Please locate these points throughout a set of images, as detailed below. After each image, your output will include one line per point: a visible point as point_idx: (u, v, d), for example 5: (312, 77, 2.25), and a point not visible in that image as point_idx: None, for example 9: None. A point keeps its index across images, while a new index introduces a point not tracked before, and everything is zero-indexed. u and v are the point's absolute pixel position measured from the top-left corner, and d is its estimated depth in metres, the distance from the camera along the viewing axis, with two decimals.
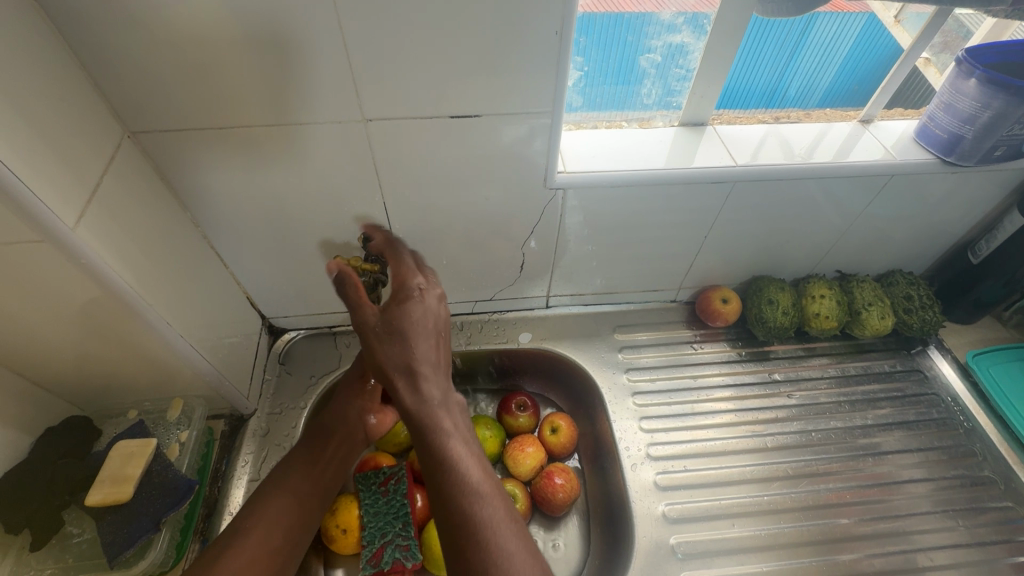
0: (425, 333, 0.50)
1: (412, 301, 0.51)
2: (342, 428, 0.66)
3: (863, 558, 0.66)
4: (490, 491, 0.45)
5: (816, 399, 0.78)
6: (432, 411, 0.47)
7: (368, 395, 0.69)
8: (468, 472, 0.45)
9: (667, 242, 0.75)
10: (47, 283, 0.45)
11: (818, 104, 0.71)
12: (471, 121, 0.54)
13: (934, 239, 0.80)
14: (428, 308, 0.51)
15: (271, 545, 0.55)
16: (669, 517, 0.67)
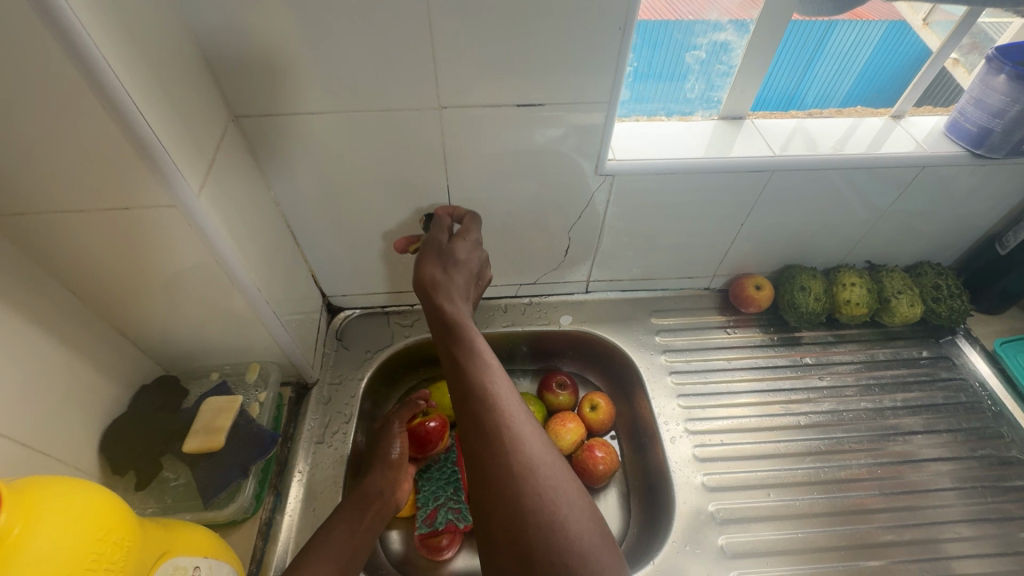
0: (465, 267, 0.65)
1: (460, 241, 0.66)
2: (372, 501, 0.64)
3: (895, 529, 0.69)
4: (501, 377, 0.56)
5: (844, 389, 0.81)
6: (464, 323, 0.60)
7: (394, 469, 0.68)
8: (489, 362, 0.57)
9: (704, 230, 0.80)
10: (169, 245, 0.51)
11: (841, 105, 0.76)
12: (535, 111, 0.59)
13: (962, 231, 0.83)
14: (469, 248, 0.66)
15: None
16: (707, 486, 0.71)
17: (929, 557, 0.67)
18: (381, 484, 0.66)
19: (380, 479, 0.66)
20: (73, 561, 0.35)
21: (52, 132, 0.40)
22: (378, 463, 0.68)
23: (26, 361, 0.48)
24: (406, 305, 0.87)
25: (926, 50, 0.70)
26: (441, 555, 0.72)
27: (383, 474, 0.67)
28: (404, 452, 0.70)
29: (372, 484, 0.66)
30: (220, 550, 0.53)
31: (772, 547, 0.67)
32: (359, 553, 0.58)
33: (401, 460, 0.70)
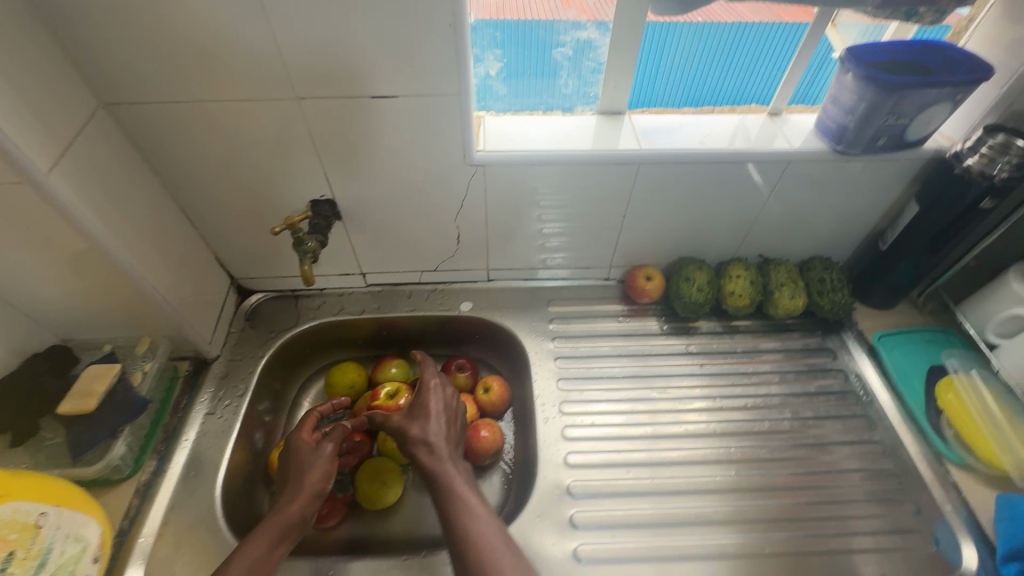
0: (432, 415, 0.69)
1: (423, 394, 0.71)
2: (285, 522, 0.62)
3: (748, 508, 0.71)
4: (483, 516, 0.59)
5: (762, 354, 0.86)
6: (446, 466, 0.64)
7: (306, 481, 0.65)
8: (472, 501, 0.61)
9: (590, 222, 0.83)
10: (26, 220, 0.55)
11: (733, 102, 0.79)
12: (389, 102, 0.63)
13: (847, 228, 0.86)
14: (434, 397, 0.71)
15: None
16: (570, 463, 0.74)
17: (779, 536, 0.69)
18: (300, 510, 0.63)
19: (302, 506, 0.63)
20: None
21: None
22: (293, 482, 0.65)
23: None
24: (314, 289, 0.92)
25: (805, 29, 0.70)
26: (322, 524, 0.76)
27: (307, 503, 0.64)
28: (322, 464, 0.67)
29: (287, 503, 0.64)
30: (80, 500, 0.58)
31: (621, 521, 0.70)
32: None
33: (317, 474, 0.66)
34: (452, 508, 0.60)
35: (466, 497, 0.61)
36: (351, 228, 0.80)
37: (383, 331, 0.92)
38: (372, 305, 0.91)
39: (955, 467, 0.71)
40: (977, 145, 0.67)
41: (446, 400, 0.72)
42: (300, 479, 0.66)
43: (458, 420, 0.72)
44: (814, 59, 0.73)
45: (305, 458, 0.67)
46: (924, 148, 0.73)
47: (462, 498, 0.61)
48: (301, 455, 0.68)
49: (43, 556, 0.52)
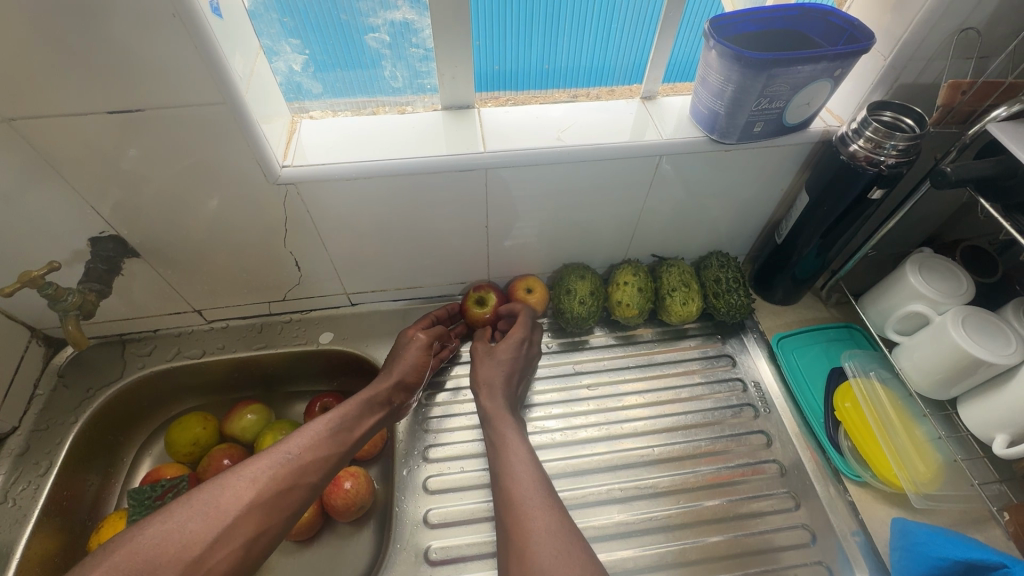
0: (507, 364, 0.69)
1: (503, 340, 0.71)
2: (375, 404, 0.65)
3: (634, 554, 0.63)
4: (525, 462, 0.59)
5: (679, 389, 0.75)
6: (501, 414, 0.65)
7: (402, 371, 0.68)
8: (520, 450, 0.61)
9: (450, 234, 0.72)
10: None
11: (629, 80, 0.70)
12: (136, 118, 0.49)
13: (743, 220, 0.77)
14: (513, 349, 0.70)
15: (252, 485, 0.54)
16: (431, 522, 0.66)
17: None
18: (387, 390, 0.66)
19: (388, 386, 0.67)
20: None
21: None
22: (387, 368, 0.69)
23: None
24: (144, 331, 0.78)
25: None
26: None
27: (393, 385, 0.67)
28: (414, 360, 0.69)
29: (378, 385, 0.67)
30: None
31: None
32: (337, 459, 0.60)
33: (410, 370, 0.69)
34: (503, 456, 0.61)
35: (515, 447, 0.61)
36: (159, 265, 0.66)
37: (233, 372, 0.80)
38: (216, 345, 0.79)
39: (852, 484, 0.65)
40: (862, 127, 0.58)
41: (522, 355, 0.71)
42: (394, 362, 0.69)
43: (526, 374, 0.71)
44: (679, 25, 0.63)
45: (406, 352, 0.70)
46: (810, 130, 0.64)
47: (514, 446, 0.61)
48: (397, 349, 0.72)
49: None
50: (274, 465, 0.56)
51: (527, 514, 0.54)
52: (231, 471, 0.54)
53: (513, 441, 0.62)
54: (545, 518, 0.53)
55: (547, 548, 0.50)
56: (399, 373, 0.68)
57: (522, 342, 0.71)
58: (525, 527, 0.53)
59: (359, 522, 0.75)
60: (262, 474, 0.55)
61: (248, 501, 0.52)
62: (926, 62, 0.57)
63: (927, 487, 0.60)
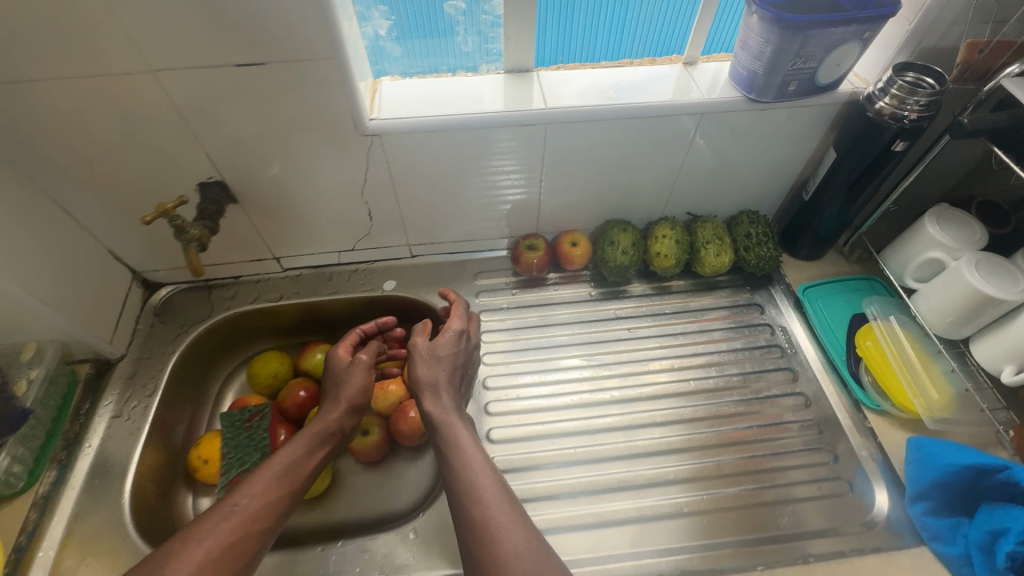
0: (449, 364, 0.67)
1: (438, 338, 0.68)
2: (324, 435, 0.66)
3: (674, 468, 0.70)
4: (480, 470, 0.56)
5: (706, 327, 0.83)
6: (450, 417, 0.63)
7: (345, 398, 0.69)
8: (475, 456, 0.58)
9: (507, 187, 0.79)
10: None
11: (651, 54, 0.76)
12: (257, 70, 0.57)
13: (772, 180, 0.84)
14: (454, 343, 0.68)
15: (207, 543, 0.51)
16: (493, 439, 0.72)
17: (710, 492, 0.68)
18: (338, 419, 0.67)
19: (339, 415, 0.68)
20: None
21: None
22: (331, 397, 0.69)
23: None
24: (228, 277, 0.87)
25: None
26: None
27: (343, 412, 0.68)
28: (359, 384, 0.70)
29: (325, 416, 0.67)
30: None
31: (543, 493, 0.68)
32: (292, 498, 0.60)
33: (354, 393, 0.69)
34: (459, 468, 0.57)
35: (472, 455, 0.58)
36: (252, 211, 0.75)
37: (305, 315, 0.89)
38: (291, 290, 0.87)
39: (871, 413, 0.72)
40: (888, 86, 0.65)
41: (463, 349, 0.69)
42: (339, 389, 0.70)
43: (469, 369, 0.70)
44: (717, 11, 0.71)
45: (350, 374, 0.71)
46: (838, 92, 0.70)
47: (469, 453, 0.58)
48: (335, 375, 0.72)
49: None
50: (230, 523, 0.53)
51: (496, 526, 0.51)
52: (181, 534, 0.52)
53: (465, 449, 0.59)
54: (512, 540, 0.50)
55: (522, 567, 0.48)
56: (344, 400, 0.69)
57: (461, 331, 0.69)
58: (492, 541, 0.50)
59: (420, 448, 0.83)
60: (207, 534, 0.52)
61: (203, 559, 0.50)
62: (948, 26, 0.63)
63: (941, 412, 0.67)
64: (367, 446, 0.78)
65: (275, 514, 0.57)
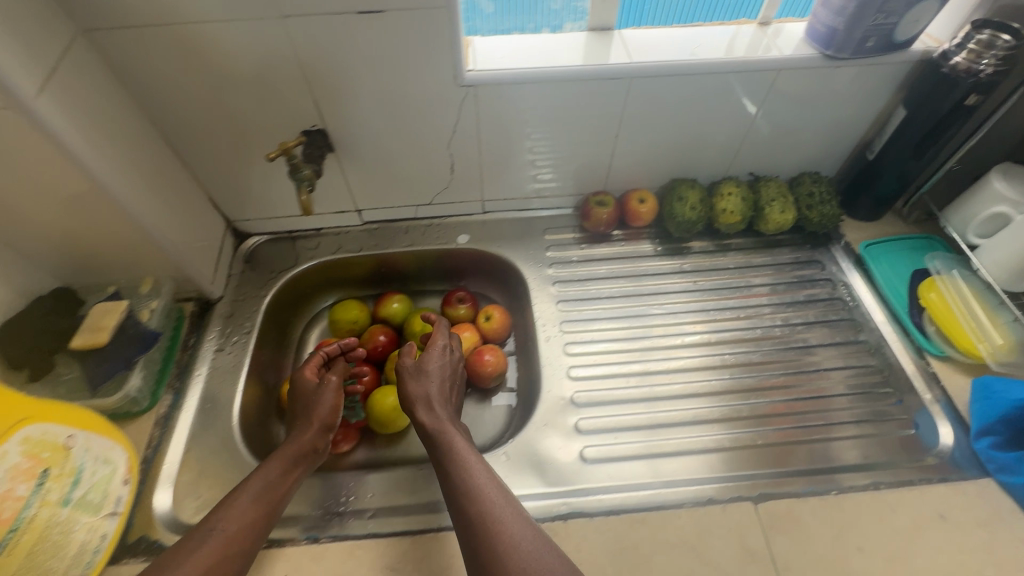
0: (437, 377, 0.70)
1: (427, 354, 0.72)
2: (300, 457, 0.64)
3: (740, 407, 0.74)
4: (477, 469, 0.59)
5: (751, 284, 0.87)
6: (442, 426, 0.65)
7: (319, 419, 0.67)
8: (468, 458, 0.60)
9: (583, 144, 0.83)
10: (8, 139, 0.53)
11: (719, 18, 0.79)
12: (375, 18, 0.62)
13: (836, 141, 0.87)
14: (440, 357, 0.72)
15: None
16: (574, 376, 0.76)
17: (748, 431, 0.71)
18: (313, 440, 0.65)
19: (314, 436, 0.66)
20: None
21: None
22: (302, 417, 0.67)
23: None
24: (311, 229, 0.92)
25: None
26: (338, 448, 0.78)
27: (318, 432, 0.66)
28: (332, 405, 0.68)
29: (302, 440, 0.65)
30: (104, 427, 0.60)
31: (623, 424, 0.72)
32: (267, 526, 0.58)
33: (326, 413, 0.67)
34: (456, 472, 0.59)
35: (468, 459, 0.60)
36: (346, 160, 0.80)
37: (382, 267, 0.94)
38: (369, 242, 0.92)
39: (934, 359, 0.75)
40: (965, 41, 0.68)
41: (449, 361, 0.72)
42: (311, 411, 0.67)
43: (456, 381, 0.73)
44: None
45: (321, 394, 0.69)
46: (912, 50, 0.73)
47: (462, 455, 0.61)
48: (303, 397, 0.69)
49: (76, 474, 0.54)
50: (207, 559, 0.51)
51: (495, 518, 0.54)
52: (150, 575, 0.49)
53: (459, 452, 0.61)
54: (523, 535, 0.52)
55: (521, 557, 0.50)
56: (318, 422, 0.66)
57: (445, 348, 0.73)
58: (492, 532, 0.53)
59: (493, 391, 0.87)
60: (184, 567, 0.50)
61: None
62: None
63: (1004, 355, 0.71)
64: None
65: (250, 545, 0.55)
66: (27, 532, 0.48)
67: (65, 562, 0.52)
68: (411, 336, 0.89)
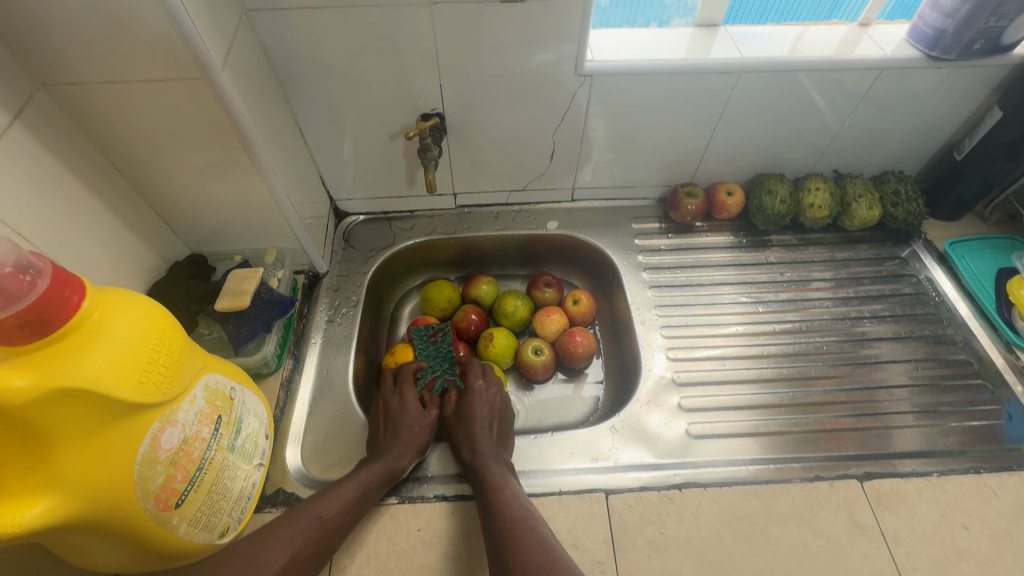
0: (481, 417, 0.71)
1: (470, 398, 0.73)
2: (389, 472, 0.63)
3: (833, 392, 0.77)
4: (513, 496, 0.60)
5: (810, 279, 0.89)
6: (484, 458, 0.65)
7: (411, 440, 0.67)
8: (505, 484, 0.61)
9: (680, 137, 0.86)
10: (188, 106, 0.57)
11: (817, 16, 0.82)
12: (515, 7, 0.66)
13: (922, 142, 0.89)
14: (488, 398, 0.74)
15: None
16: (672, 358, 0.79)
17: (828, 415, 0.74)
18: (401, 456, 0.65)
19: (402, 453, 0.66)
20: (146, 326, 0.45)
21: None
22: (394, 434, 0.68)
23: (69, 207, 0.57)
24: (407, 211, 0.96)
25: None
26: None
27: (407, 451, 0.66)
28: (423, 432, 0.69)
29: (392, 453, 0.65)
30: (250, 383, 0.63)
31: (722, 404, 0.75)
32: (338, 536, 0.57)
33: (416, 437, 0.68)
34: (493, 498, 0.60)
35: (505, 486, 0.61)
36: (455, 143, 0.84)
37: (471, 250, 0.97)
38: (462, 226, 0.95)
39: None
40: None
41: (495, 402, 0.73)
42: (402, 430, 0.68)
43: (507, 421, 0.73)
44: None
45: (411, 415, 0.70)
46: (1014, 54, 0.76)
47: (502, 483, 0.61)
48: (396, 415, 0.70)
49: (238, 423, 0.58)
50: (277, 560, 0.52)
51: (525, 538, 0.55)
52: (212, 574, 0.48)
53: (499, 481, 0.62)
54: (536, 541, 0.54)
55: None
56: (410, 441, 0.67)
57: (492, 389, 0.75)
58: (519, 551, 0.53)
59: (581, 372, 0.90)
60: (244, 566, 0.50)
61: None
62: None
63: None
64: (539, 364, 0.85)
65: (316, 553, 0.55)
66: (208, 472, 0.52)
67: (229, 504, 0.56)
68: (502, 316, 0.91)
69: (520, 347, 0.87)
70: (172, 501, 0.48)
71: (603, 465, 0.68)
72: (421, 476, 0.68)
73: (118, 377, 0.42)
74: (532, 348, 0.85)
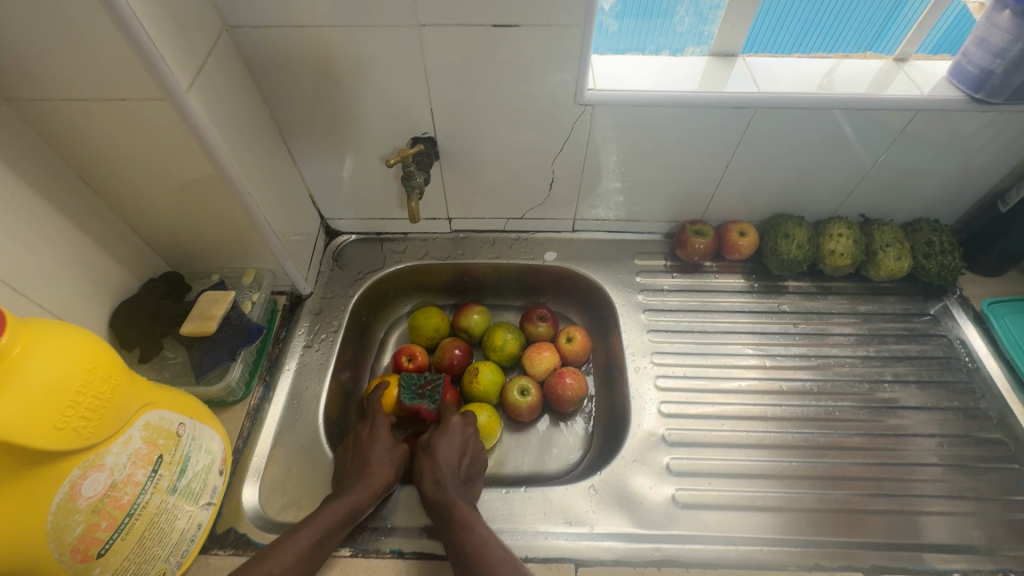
0: (449, 455, 0.65)
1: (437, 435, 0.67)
2: (346, 519, 0.59)
3: (843, 465, 0.69)
4: (485, 542, 0.55)
5: (827, 332, 0.82)
6: (452, 500, 0.60)
7: (372, 480, 0.62)
8: (476, 527, 0.57)
9: (689, 172, 0.80)
10: (154, 126, 0.55)
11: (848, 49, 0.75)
12: (508, 31, 0.62)
13: (961, 189, 0.81)
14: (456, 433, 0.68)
15: None
16: (665, 413, 0.73)
17: (837, 493, 0.67)
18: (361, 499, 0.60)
19: (362, 495, 0.61)
20: (73, 360, 0.42)
21: (49, 5, 0.44)
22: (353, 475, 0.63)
23: (32, 226, 0.55)
24: (400, 233, 0.92)
25: None
26: None
27: (367, 492, 0.61)
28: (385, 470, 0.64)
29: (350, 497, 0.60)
30: (205, 415, 0.60)
31: (716, 470, 0.68)
32: None
33: (377, 475, 0.63)
34: (465, 546, 0.55)
35: (476, 531, 0.56)
36: (449, 167, 0.80)
37: (464, 276, 0.93)
38: (456, 251, 0.91)
39: None
40: None
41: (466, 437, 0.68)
42: (363, 470, 0.63)
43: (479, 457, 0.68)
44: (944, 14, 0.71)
45: (373, 451, 0.65)
46: None
47: (472, 528, 0.57)
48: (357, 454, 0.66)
49: (183, 462, 0.54)
50: None
51: None
52: None
53: (470, 527, 0.57)
54: None
55: None
56: (371, 482, 0.62)
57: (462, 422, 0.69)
58: None
59: (570, 415, 0.84)
60: None
61: None
62: None
63: None
64: (524, 406, 0.80)
65: None
66: (140, 517, 0.49)
67: (167, 549, 0.53)
68: (489, 349, 0.86)
69: (506, 385, 0.82)
70: (92, 551, 0.45)
71: (578, 530, 0.62)
72: (380, 526, 0.63)
73: (31, 420, 0.38)
74: (518, 388, 0.80)
